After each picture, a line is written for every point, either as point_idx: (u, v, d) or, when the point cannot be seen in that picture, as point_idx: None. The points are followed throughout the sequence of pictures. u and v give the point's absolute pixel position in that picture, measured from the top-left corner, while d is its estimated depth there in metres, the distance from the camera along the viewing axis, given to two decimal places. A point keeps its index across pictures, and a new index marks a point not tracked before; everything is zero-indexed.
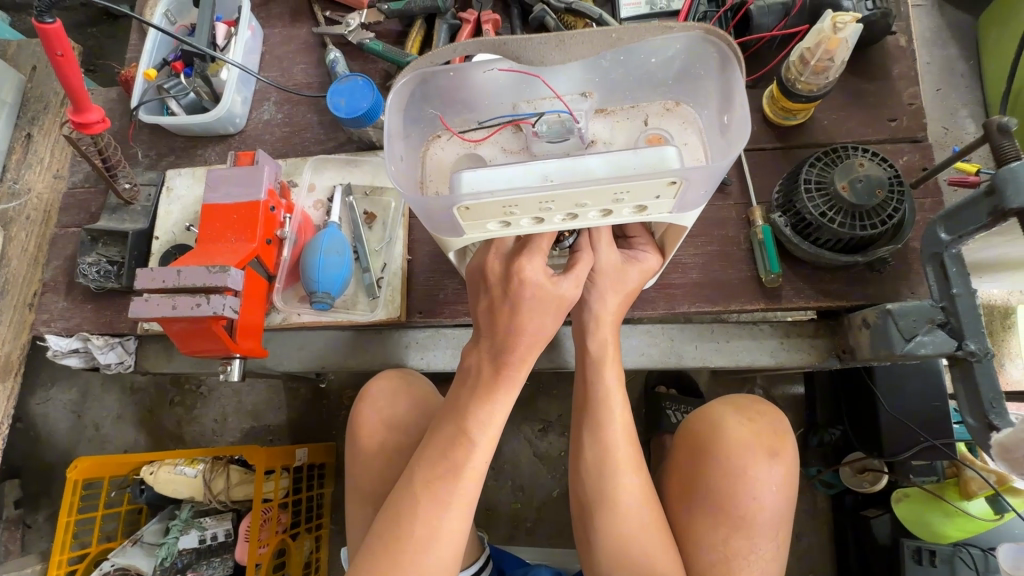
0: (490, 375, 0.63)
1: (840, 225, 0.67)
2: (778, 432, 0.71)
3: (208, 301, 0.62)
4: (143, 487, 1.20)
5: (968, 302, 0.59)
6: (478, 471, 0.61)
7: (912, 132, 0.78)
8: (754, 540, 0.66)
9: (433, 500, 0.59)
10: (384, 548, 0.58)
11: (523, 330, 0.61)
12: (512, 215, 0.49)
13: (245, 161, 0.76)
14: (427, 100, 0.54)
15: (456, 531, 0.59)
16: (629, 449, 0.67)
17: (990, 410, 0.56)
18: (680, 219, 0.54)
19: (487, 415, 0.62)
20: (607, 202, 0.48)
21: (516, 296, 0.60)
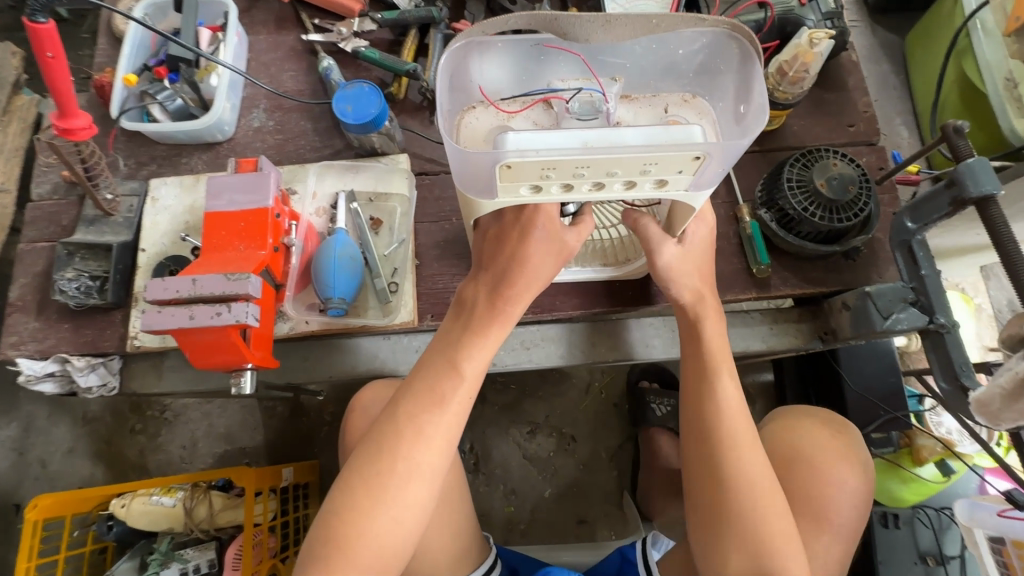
0: (485, 306, 0.65)
1: (820, 218, 0.75)
2: (848, 439, 0.77)
3: (228, 309, 0.60)
4: (111, 523, 1.11)
5: (935, 281, 0.68)
6: (461, 408, 0.64)
7: (868, 136, 0.88)
8: (835, 541, 0.71)
9: (417, 437, 0.61)
10: (364, 483, 0.60)
11: (528, 258, 0.63)
12: (545, 180, 0.49)
13: (247, 168, 0.74)
14: (467, 71, 0.54)
15: (437, 467, 0.62)
16: (745, 420, 0.68)
17: (961, 372, 0.64)
18: (692, 199, 0.55)
19: (478, 355, 0.64)
20: (633, 172, 0.48)
21: (525, 231, 0.62)
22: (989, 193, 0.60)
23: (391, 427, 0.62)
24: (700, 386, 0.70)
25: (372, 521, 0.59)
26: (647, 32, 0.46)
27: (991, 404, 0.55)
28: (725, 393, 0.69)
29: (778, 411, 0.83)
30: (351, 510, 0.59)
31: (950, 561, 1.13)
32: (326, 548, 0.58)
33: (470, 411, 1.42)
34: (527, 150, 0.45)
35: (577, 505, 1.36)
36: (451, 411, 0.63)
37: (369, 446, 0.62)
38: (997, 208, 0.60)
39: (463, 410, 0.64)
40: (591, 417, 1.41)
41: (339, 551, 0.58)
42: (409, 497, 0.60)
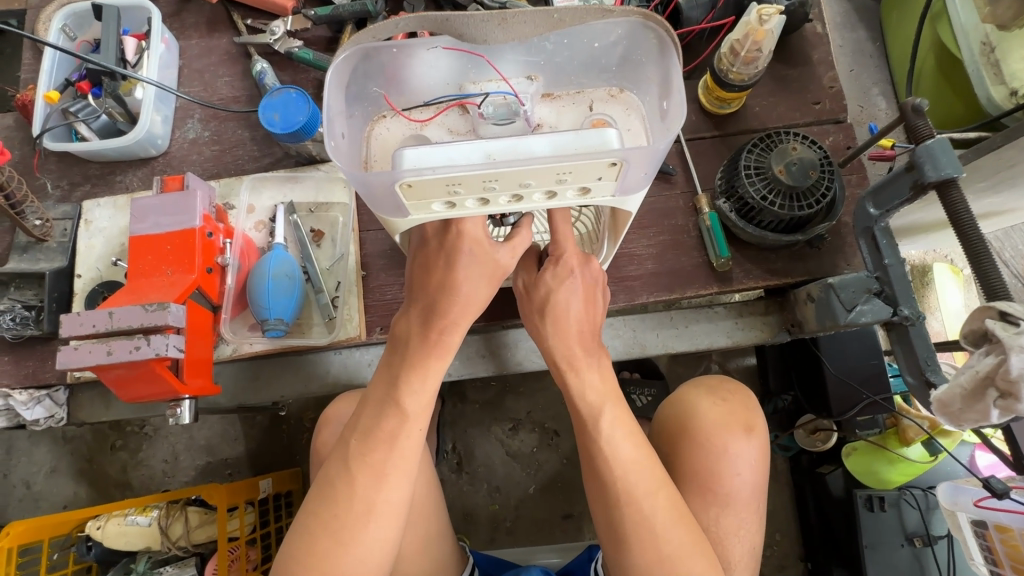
0: (419, 341, 0.61)
1: (780, 207, 0.71)
2: (747, 406, 0.74)
3: (148, 342, 0.58)
4: (90, 544, 1.11)
5: (898, 271, 0.64)
6: (413, 442, 0.61)
7: (834, 114, 0.83)
8: (741, 514, 0.69)
9: (368, 475, 0.58)
10: (322, 526, 0.57)
11: (457, 283, 0.60)
12: (457, 195, 0.47)
13: (174, 185, 0.71)
14: (370, 79, 0.50)
15: (395, 503, 0.59)
16: (643, 467, 0.61)
17: (927, 368, 0.60)
18: (624, 203, 0.52)
19: (419, 388, 0.61)
20: (550, 182, 0.46)
21: (451, 251, 0.59)
22: (949, 177, 0.55)
23: (345, 470, 0.59)
24: (587, 438, 0.63)
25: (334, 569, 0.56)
26: (551, 27, 0.42)
27: (952, 404, 0.53)
28: (619, 443, 0.61)
29: (668, 395, 0.80)
30: (308, 555, 0.57)
31: (937, 541, 1.11)
32: None
33: (451, 411, 1.40)
34: (428, 166, 0.43)
35: (562, 500, 1.35)
36: (402, 445, 0.60)
37: (323, 487, 0.59)
38: (959, 191, 0.56)
39: (418, 442, 0.61)
40: None
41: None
42: (371, 539, 0.57)
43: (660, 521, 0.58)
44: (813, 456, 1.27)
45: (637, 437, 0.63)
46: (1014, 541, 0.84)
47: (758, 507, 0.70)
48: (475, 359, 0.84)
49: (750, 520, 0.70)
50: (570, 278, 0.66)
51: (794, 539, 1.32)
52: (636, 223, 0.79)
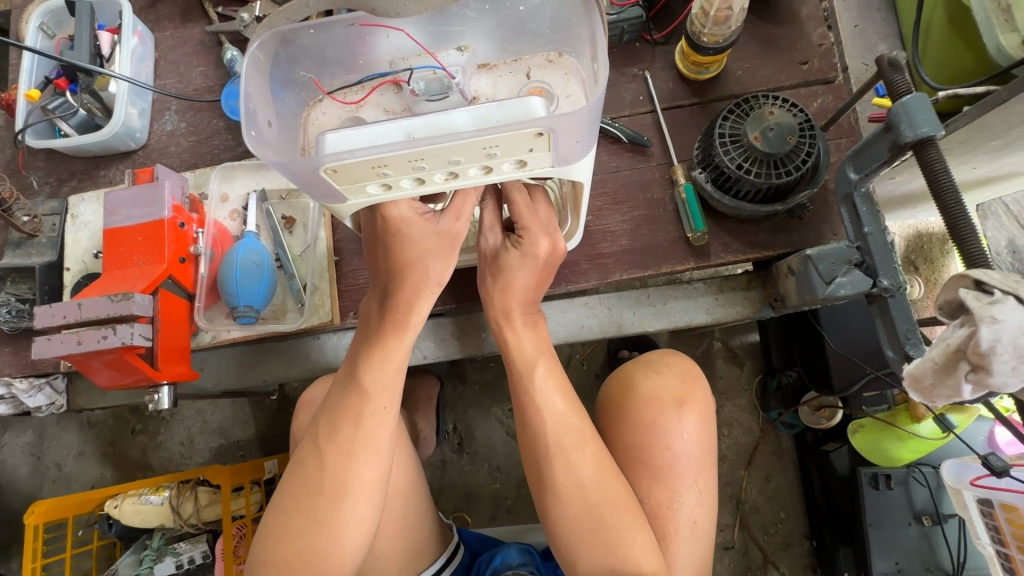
0: (379, 320, 0.63)
1: (756, 175, 0.68)
2: (686, 379, 0.73)
3: (115, 331, 0.59)
4: (111, 521, 1.18)
5: (880, 239, 0.60)
6: (380, 423, 0.62)
7: (823, 73, 0.78)
8: (677, 489, 0.68)
9: (336, 456, 0.60)
10: (292, 505, 0.61)
11: (410, 260, 0.60)
12: (388, 176, 0.46)
13: (145, 177, 0.72)
14: (297, 62, 0.50)
15: (365, 483, 0.61)
16: (572, 421, 0.64)
17: (906, 341, 0.57)
18: (569, 171, 0.50)
19: (379, 369, 0.62)
20: (480, 157, 0.44)
21: (402, 237, 0.59)
22: (927, 135, 0.51)
23: (314, 450, 0.61)
24: (522, 395, 0.66)
25: (318, 545, 0.59)
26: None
27: (924, 379, 0.49)
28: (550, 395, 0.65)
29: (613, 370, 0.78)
30: (284, 528, 0.60)
31: (947, 520, 1.08)
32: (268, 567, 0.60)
33: (451, 392, 1.41)
34: (350, 151, 0.42)
35: None
36: (366, 425, 0.61)
37: (297, 468, 0.62)
38: (937, 151, 0.52)
39: (384, 421, 0.62)
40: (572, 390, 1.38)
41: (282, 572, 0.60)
42: (347, 517, 0.60)
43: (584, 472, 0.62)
44: (819, 433, 1.23)
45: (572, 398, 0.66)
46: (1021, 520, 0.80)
47: (700, 483, 0.69)
48: (451, 340, 0.83)
49: (689, 494, 0.68)
50: (531, 260, 0.64)
51: (800, 518, 1.29)
52: (609, 198, 0.77)
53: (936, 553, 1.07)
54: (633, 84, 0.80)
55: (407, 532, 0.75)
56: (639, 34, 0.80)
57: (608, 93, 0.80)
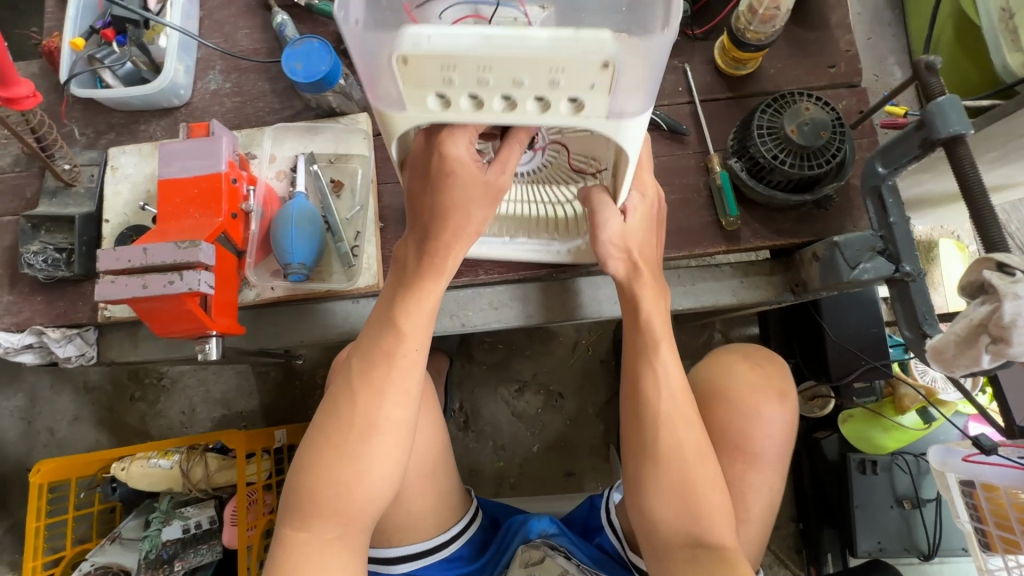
0: (415, 263, 0.64)
1: (789, 166, 0.73)
2: (782, 374, 0.78)
3: (181, 277, 0.61)
4: (115, 484, 1.17)
5: (903, 229, 0.66)
6: (410, 363, 0.64)
7: (848, 77, 0.83)
8: (757, 473, 0.73)
9: (367, 393, 0.62)
10: (326, 439, 0.62)
11: (456, 204, 0.60)
12: (452, 84, 0.48)
13: (199, 132, 0.73)
14: None
15: (395, 422, 0.62)
16: (683, 398, 0.67)
17: (924, 321, 0.63)
18: (616, 127, 0.53)
19: (413, 310, 0.64)
20: (543, 83, 0.47)
21: (448, 180, 0.58)
22: (958, 133, 0.57)
23: (347, 387, 0.63)
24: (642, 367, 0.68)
25: (348, 478, 0.61)
26: None
27: (946, 350, 0.55)
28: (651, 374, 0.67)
29: (703, 360, 0.81)
30: (316, 461, 0.61)
31: (925, 504, 1.16)
32: (299, 499, 0.61)
33: (459, 371, 1.44)
34: (427, 38, 0.45)
35: (565, 458, 1.39)
36: (399, 365, 0.63)
37: (331, 407, 0.63)
38: (965, 149, 0.58)
39: (415, 362, 0.64)
40: (578, 374, 1.43)
41: (312, 505, 0.60)
42: (375, 453, 0.61)
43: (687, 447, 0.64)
44: (810, 422, 1.31)
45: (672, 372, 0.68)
46: (1000, 499, 0.89)
47: (778, 472, 0.74)
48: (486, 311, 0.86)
49: (768, 480, 0.74)
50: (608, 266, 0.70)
51: (787, 501, 1.37)
52: None
53: (913, 534, 1.16)
54: (672, 75, 0.84)
55: (437, 494, 0.75)
56: (681, 29, 0.84)
57: None
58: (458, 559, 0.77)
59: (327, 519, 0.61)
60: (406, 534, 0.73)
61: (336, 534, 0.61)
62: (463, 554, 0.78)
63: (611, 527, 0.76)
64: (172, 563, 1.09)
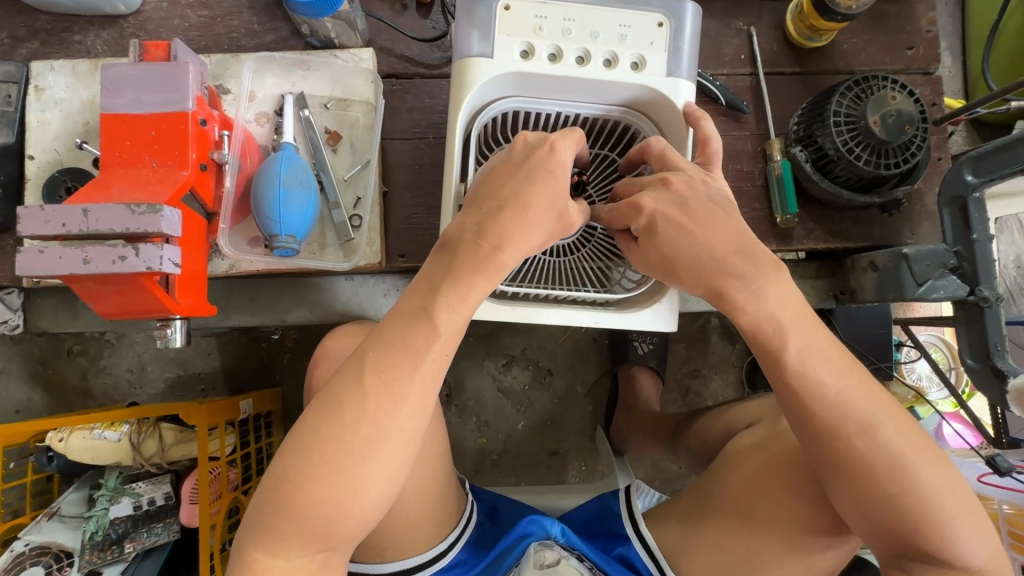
0: (474, 245, 0.48)
1: (864, 162, 0.64)
2: None
3: (137, 253, 0.46)
4: (50, 455, 1.02)
5: (984, 248, 0.59)
6: (440, 364, 0.48)
7: (926, 63, 0.74)
8: None
9: (381, 394, 0.46)
10: (320, 447, 0.46)
11: (530, 202, 0.49)
12: (540, 31, 0.56)
13: (156, 54, 0.56)
14: None
15: (407, 432, 0.47)
16: (898, 426, 0.49)
17: (994, 352, 0.58)
18: (674, 87, 0.57)
19: (460, 301, 0.48)
20: (614, 37, 0.56)
21: (531, 186, 0.49)
22: None
23: (354, 386, 0.47)
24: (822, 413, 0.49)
25: (337, 498, 0.46)
26: None
27: None
28: (828, 375, 0.49)
29: None
30: (301, 475, 0.45)
31: None
32: (277, 517, 0.45)
33: None
34: None
35: (550, 437, 1.35)
36: (425, 370, 0.47)
37: (328, 410, 0.46)
38: None
39: (443, 368, 0.49)
40: (569, 352, 1.36)
41: (293, 525, 0.45)
42: (376, 470, 0.46)
43: (905, 454, 0.49)
44: None
45: (848, 368, 0.50)
46: (991, 510, 0.88)
47: None
48: None
49: None
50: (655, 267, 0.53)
51: None
52: None
53: None
54: (736, 39, 0.73)
55: (434, 503, 0.65)
56: None
57: (709, 44, 0.72)
58: (458, 566, 0.69)
59: (310, 543, 0.46)
60: (398, 550, 0.64)
61: (316, 559, 0.48)
62: (462, 558, 0.70)
63: (639, 537, 0.70)
64: (121, 544, 0.98)
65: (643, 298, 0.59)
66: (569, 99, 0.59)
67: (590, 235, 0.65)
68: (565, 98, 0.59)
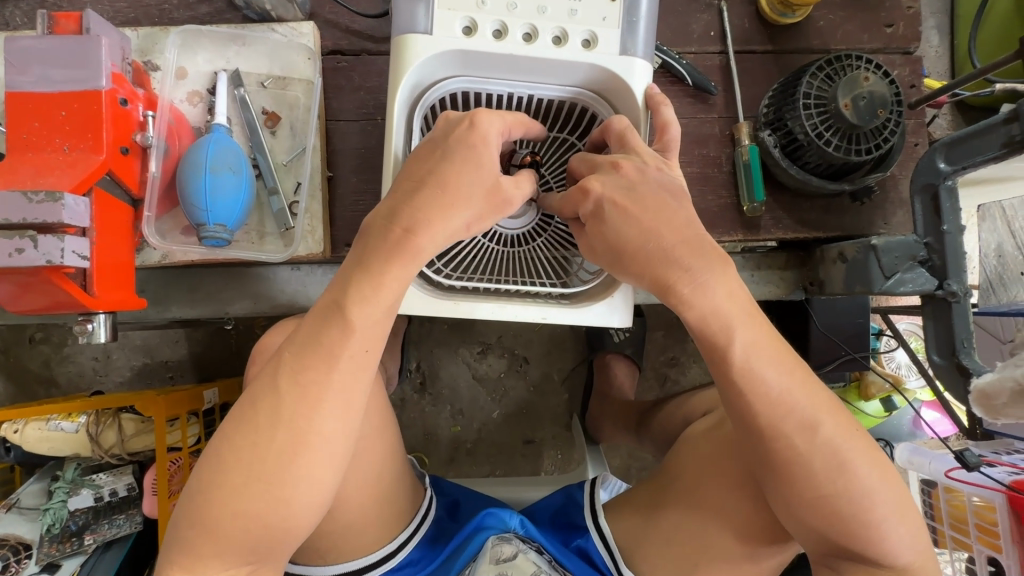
0: (392, 233, 0.45)
1: (834, 146, 0.60)
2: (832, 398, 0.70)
3: (37, 245, 0.43)
4: (7, 446, 1.00)
5: (954, 240, 0.57)
6: (364, 365, 0.45)
7: (906, 42, 0.70)
8: None
9: (299, 399, 0.44)
10: (235, 456, 0.43)
11: (449, 180, 0.45)
12: (483, 4, 0.52)
13: (67, 26, 0.51)
14: None
15: (332, 438, 0.45)
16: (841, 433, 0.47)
17: (960, 348, 0.56)
18: (628, 68, 0.53)
19: (371, 296, 0.45)
20: (563, 12, 0.53)
21: (454, 166, 0.46)
22: None
23: (271, 389, 0.44)
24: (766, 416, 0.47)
25: (257, 509, 0.43)
26: None
27: (995, 397, 0.52)
28: (768, 372, 0.47)
29: None
30: (215, 486, 0.43)
31: None
32: (191, 529, 0.43)
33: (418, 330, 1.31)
34: None
35: (525, 425, 1.33)
36: (345, 370, 0.45)
37: (244, 416, 0.44)
38: None
39: (366, 366, 0.46)
40: (545, 340, 1.33)
41: (207, 538, 0.43)
42: (297, 479, 0.44)
43: (841, 451, 0.47)
44: None
45: (786, 368, 0.48)
46: (959, 502, 0.87)
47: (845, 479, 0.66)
48: None
49: None
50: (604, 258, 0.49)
51: None
52: None
53: None
54: (705, 15, 0.68)
55: (384, 501, 0.63)
56: None
57: (676, 20, 0.68)
58: (411, 565, 0.67)
59: (231, 556, 0.44)
60: (345, 550, 0.62)
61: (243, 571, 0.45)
62: (416, 558, 0.68)
63: (596, 529, 0.69)
64: (81, 537, 0.95)
65: (599, 290, 0.57)
66: (520, 79, 0.55)
67: (546, 224, 0.61)
68: (513, 77, 0.55)
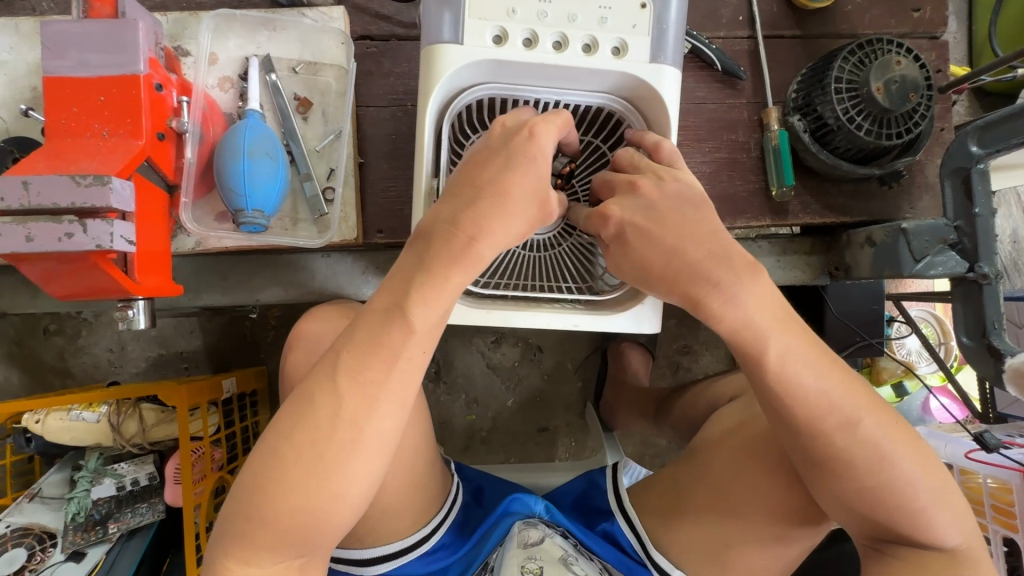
0: (455, 240, 0.45)
1: (864, 131, 0.60)
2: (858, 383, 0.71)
3: (85, 229, 0.43)
4: (28, 436, 1.00)
5: (985, 223, 0.57)
6: (419, 363, 0.46)
7: (933, 26, 0.70)
8: None
9: (356, 396, 0.44)
10: (292, 451, 0.43)
11: (510, 191, 0.46)
12: (514, 15, 0.52)
13: (102, 10, 0.51)
14: None
15: (385, 432, 0.45)
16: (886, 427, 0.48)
17: (991, 330, 0.57)
18: (656, 74, 0.53)
19: (431, 296, 0.45)
20: (593, 19, 0.52)
21: (514, 178, 0.46)
22: None
23: (327, 384, 0.44)
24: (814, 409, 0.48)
25: (314, 503, 0.44)
26: None
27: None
28: (800, 381, 0.47)
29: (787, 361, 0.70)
30: (273, 481, 0.43)
31: None
32: (248, 523, 0.43)
33: None
34: None
35: (539, 414, 1.34)
36: (403, 368, 0.45)
37: (300, 411, 0.44)
38: None
39: (421, 365, 0.46)
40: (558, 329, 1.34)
41: (265, 533, 0.43)
42: (353, 473, 0.44)
43: (886, 444, 0.47)
44: None
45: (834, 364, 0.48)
46: (976, 484, 0.88)
47: None
48: None
49: None
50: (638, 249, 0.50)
51: None
52: (690, 134, 0.68)
53: None
54: None
55: (418, 489, 0.64)
56: None
57: (705, 5, 0.68)
58: (442, 549, 0.68)
59: (285, 548, 0.44)
60: (380, 537, 0.63)
61: (297, 564, 0.46)
62: (447, 541, 0.69)
63: (624, 514, 0.69)
64: (105, 526, 0.96)
65: (620, 301, 0.57)
66: (547, 86, 0.55)
67: (569, 233, 0.61)
68: (540, 85, 0.55)
